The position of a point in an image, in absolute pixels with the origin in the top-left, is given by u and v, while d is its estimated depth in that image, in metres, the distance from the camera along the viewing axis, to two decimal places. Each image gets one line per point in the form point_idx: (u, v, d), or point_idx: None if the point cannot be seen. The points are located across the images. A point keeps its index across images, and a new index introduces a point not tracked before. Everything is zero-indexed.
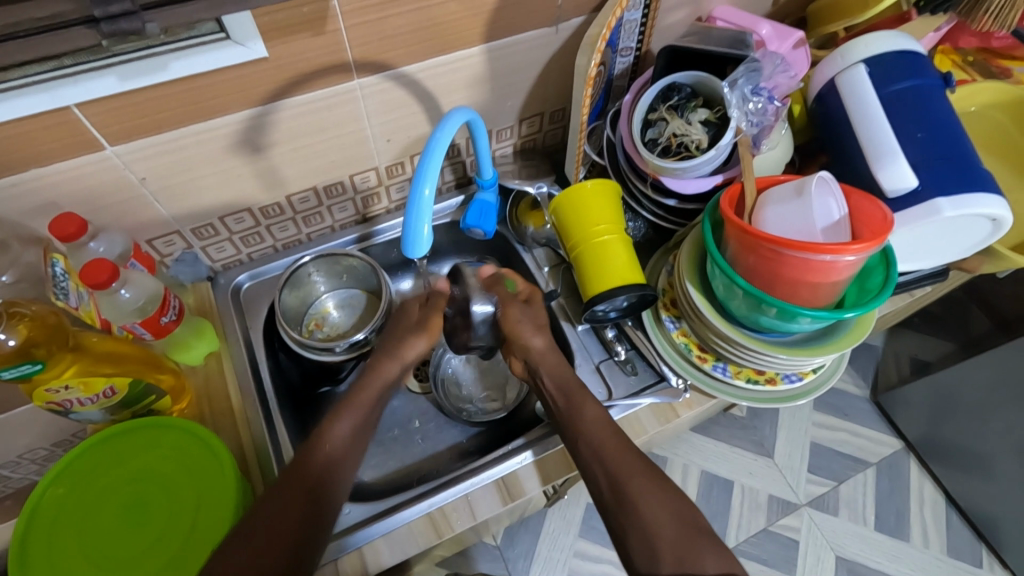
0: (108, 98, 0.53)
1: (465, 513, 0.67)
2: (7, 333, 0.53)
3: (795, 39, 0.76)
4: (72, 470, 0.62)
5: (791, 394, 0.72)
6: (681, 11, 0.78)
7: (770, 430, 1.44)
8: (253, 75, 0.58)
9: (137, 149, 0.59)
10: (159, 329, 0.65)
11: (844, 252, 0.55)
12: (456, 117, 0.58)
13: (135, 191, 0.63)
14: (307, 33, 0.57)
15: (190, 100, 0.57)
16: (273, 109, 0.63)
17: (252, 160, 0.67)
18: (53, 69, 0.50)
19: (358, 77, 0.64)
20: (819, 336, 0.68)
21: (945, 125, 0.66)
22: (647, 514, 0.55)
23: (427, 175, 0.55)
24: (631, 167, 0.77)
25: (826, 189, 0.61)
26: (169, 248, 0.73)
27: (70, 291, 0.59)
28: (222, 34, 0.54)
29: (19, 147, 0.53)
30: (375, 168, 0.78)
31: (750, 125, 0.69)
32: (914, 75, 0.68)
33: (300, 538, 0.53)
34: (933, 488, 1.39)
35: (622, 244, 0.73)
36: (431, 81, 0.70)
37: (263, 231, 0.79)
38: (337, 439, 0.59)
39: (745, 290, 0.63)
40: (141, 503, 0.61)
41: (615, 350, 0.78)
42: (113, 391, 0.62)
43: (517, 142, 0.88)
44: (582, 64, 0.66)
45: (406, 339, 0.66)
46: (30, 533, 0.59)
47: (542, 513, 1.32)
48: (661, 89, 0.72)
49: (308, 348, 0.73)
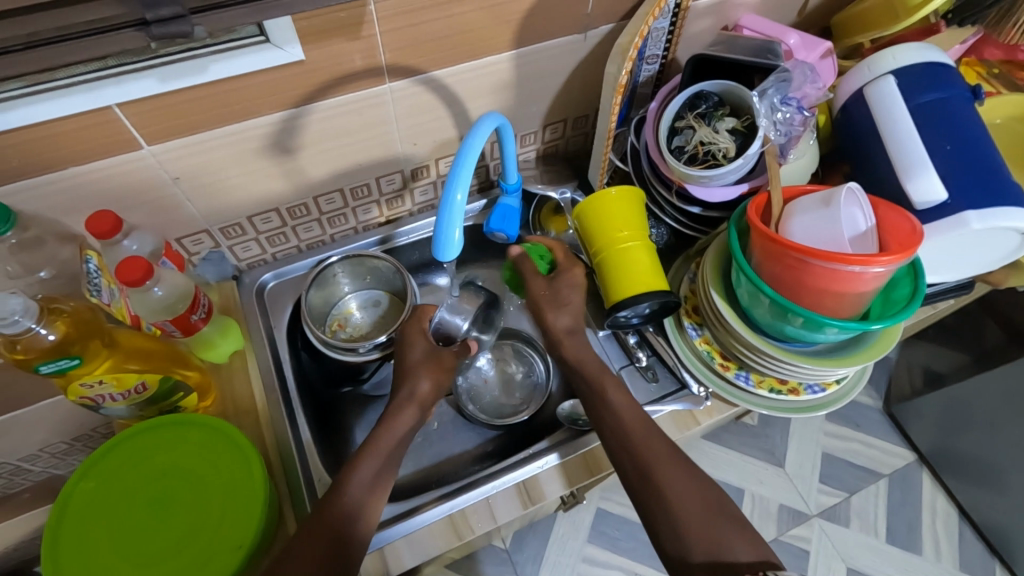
0: (148, 98, 0.54)
1: (485, 515, 0.68)
2: (47, 329, 0.54)
3: (824, 49, 0.76)
4: (101, 465, 0.63)
5: (813, 404, 0.72)
6: (708, 20, 0.78)
7: (782, 439, 1.43)
8: (288, 78, 0.58)
9: (171, 149, 0.60)
10: (188, 327, 0.66)
11: (873, 263, 0.55)
12: (487, 123, 0.59)
13: (168, 190, 0.64)
14: (343, 37, 0.58)
15: (224, 101, 0.57)
16: (305, 112, 0.63)
17: (282, 161, 0.68)
18: (96, 70, 0.51)
19: (389, 81, 0.65)
20: (843, 347, 0.68)
21: (973, 138, 0.66)
22: (670, 492, 0.57)
23: (461, 180, 0.56)
24: (656, 174, 0.77)
25: (854, 199, 0.61)
26: (197, 247, 0.74)
27: (103, 288, 0.59)
28: (260, 37, 0.55)
29: (59, 146, 0.54)
30: (400, 171, 0.79)
31: (777, 134, 0.70)
32: (942, 87, 0.68)
33: (337, 548, 0.54)
34: (946, 502, 1.38)
35: (647, 250, 0.73)
36: (459, 86, 0.71)
37: (289, 231, 0.79)
38: (357, 483, 0.59)
39: (771, 299, 0.63)
40: (169, 498, 0.61)
41: (636, 356, 0.78)
42: (144, 387, 0.62)
43: (540, 147, 0.89)
44: (611, 72, 0.67)
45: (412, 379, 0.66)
46: (61, 526, 0.60)
47: (551, 517, 1.32)
48: (688, 97, 0.72)
49: (332, 348, 0.74)
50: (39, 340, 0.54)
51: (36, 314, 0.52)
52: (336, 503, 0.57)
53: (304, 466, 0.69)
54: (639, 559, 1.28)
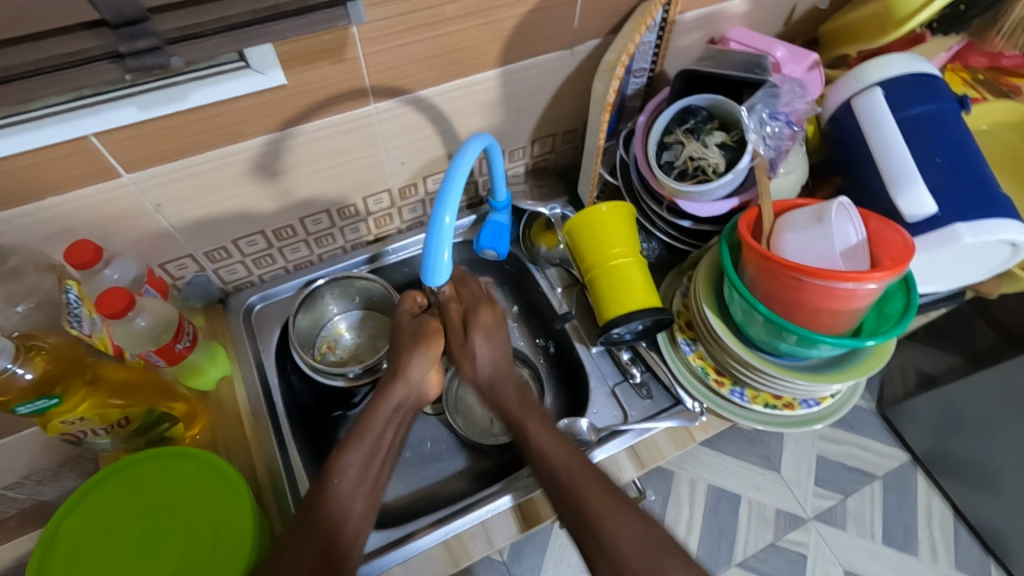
0: (128, 126, 0.52)
1: (481, 540, 0.67)
2: (25, 367, 0.52)
3: (811, 61, 0.76)
4: (85, 502, 0.61)
5: (809, 418, 0.71)
6: (696, 32, 0.78)
7: (777, 444, 1.43)
8: (271, 101, 0.57)
9: (153, 176, 0.58)
10: (174, 357, 0.64)
11: (866, 279, 0.55)
12: (475, 144, 0.58)
13: (151, 217, 0.63)
14: (326, 61, 0.57)
15: (206, 127, 0.56)
16: (291, 135, 0.62)
17: (267, 184, 0.67)
18: (74, 100, 0.50)
19: (375, 102, 0.64)
20: (838, 361, 0.67)
21: (962, 150, 0.66)
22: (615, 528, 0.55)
23: (449, 203, 0.55)
24: (645, 189, 0.77)
25: (845, 214, 0.61)
26: (181, 271, 0.72)
27: (83, 317, 0.59)
28: (242, 63, 0.54)
29: (36, 177, 0.52)
30: (389, 190, 0.78)
31: (767, 148, 0.70)
32: (930, 99, 0.68)
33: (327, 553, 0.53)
34: (940, 502, 1.38)
35: (638, 267, 0.72)
36: (446, 105, 0.70)
37: (276, 253, 0.78)
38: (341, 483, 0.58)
39: (766, 316, 0.62)
40: (158, 533, 0.60)
41: (630, 372, 0.77)
42: (127, 421, 0.61)
43: (530, 161, 0.88)
44: (599, 89, 0.67)
45: (410, 357, 0.64)
46: (45, 565, 0.58)
47: (549, 528, 1.31)
48: (677, 112, 0.72)
49: (320, 373, 0.72)
50: (18, 379, 0.52)
51: (11, 354, 0.51)
52: (322, 508, 0.56)
53: (292, 490, 0.67)
54: None
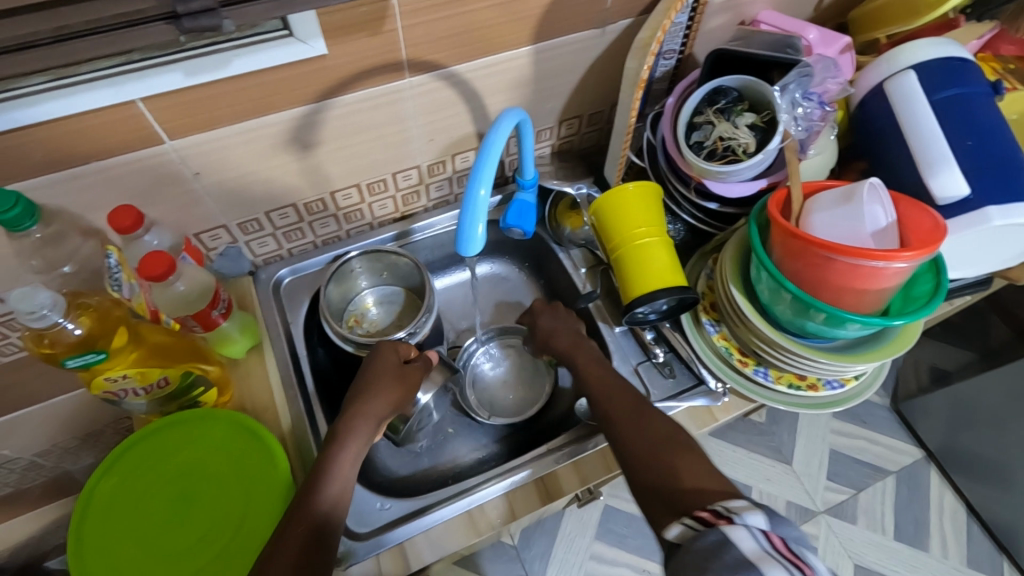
0: (171, 93, 0.53)
1: (504, 511, 0.68)
2: (74, 323, 0.54)
3: (842, 45, 0.76)
4: (123, 461, 0.63)
5: (832, 400, 0.72)
6: (725, 15, 0.78)
7: (789, 437, 1.43)
8: (308, 73, 0.58)
9: (191, 144, 0.59)
10: (209, 322, 0.66)
11: (896, 258, 0.55)
12: (509, 118, 0.58)
13: (188, 186, 0.64)
14: (363, 33, 0.57)
15: (244, 96, 0.57)
16: (325, 107, 0.63)
17: (299, 157, 0.68)
18: (120, 64, 0.51)
19: (409, 76, 0.65)
20: (863, 342, 0.68)
21: (995, 134, 0.66)
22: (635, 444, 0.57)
23: (484, 176, 0.56)
24: (672, 170, 0.77)
25: (875, 196, 0.61)
26: (215, 242, 0.74)
27: (123, 282, 0.58)
28: (284, 32, 0.55)
29: (79, 141, 0.54)
30: (417, 167, 0.79)
31: (798, 130, 0.70)
32: (963, 83, 0.68)
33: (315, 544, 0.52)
34: (953, 499, 1.37)
35: (665, 246, 0.73)
36: (477, 82, 0.70)
37: (305, 227, 0.79)
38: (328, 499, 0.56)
39: (793, 295, 0.62)
40: (191, 496, 0.61)
41: (654, 352, 0.78)
42: (166, 381, 0.62)
43: (555, 143, 0.89)
44: (633, 67, 0.68)
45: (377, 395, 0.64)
46: (85, 522, 0.60)
47: (560, 514, 1.32)
48: (707, 92, 0.72)
49: (349, 343, 0.73)
50: (67, 334, 0.54)
51: (63, 309, 0.52)
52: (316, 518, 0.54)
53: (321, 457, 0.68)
54: (647, 556, 1.29)
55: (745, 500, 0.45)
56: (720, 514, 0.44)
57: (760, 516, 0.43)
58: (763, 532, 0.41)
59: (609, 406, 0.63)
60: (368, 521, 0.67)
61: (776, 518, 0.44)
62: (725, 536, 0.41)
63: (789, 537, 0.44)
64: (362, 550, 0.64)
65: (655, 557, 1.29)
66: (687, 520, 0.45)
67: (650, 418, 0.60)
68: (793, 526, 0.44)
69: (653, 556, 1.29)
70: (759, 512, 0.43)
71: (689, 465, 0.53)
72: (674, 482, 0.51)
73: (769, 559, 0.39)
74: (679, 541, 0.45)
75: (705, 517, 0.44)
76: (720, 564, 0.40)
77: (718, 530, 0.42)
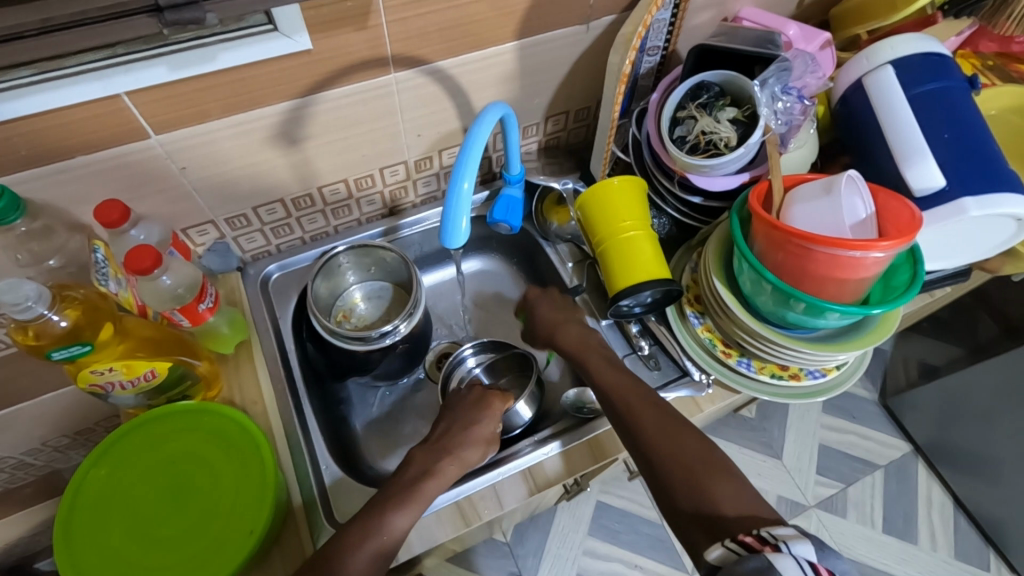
0: (157, 86, 0.54)
1: (493, 501, 0.68)
2: (59, 315, 0.54)
3: (822, 40, 0.77)
4: (112, 452, 0.63)
5: (814, 390, 0.73)
6: (708, 12, 0.79)
7: (779, 432, 1.44)
8: (294, 67, 0.59)
9: (178, 139, 0.60)
10: (196, 317, 0.65)
11: (873, 248, 0.56)
12: (492, 112, 0.59)
13: (175, 180, 0.64)
14: (349, 27, 0.58)
15: (230, 90, 0.58)
16: (313, 102, 0.64)
17: (288, 152, 0.68)
18: (106, 58, 0.52)
19: (395, 71, 0.66)
20: (845, 332, 0.69)
21: (972, 127, 0.67)
22: (675, 457, 0.58)
23: (467, 170, 0.56)
24: (657, 164, 0.78)
25: (854, 187, 0.62)
26: (202, 237, 0.74)
27: (110, 276, 0.59)
28: (269, 26, 0.56)
29: (66, 135, 0.54)
30: (405, 162, 0.79)
31: (778, 124, 0.71)
32: (940, 77, 0.69)
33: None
34: (941, 492, 1.39)
35: (649, 240, 0.74)
36: (464, 77, 0.71)
37: (294, 223, 0.80)
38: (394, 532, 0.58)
39: (775, 285, 0.63)
40: (181, 487, 0.62)
41: (639, 345, 0.79)
42: (153, 375, 0.62)
43: (542, 139, 0.89)
44: (615, 62, 0.69)
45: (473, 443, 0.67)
46: (73, 511, 0.61)
47: (552, 510, 1.33)
48: (690, 87, 0.73)
49: (339, 337, 0.73)
50: (52, 326, 0.54)
51: (49, 300, 0.53)
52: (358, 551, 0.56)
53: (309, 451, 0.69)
54: (639, 551, 1.30)
55: (791, 528, 0.47)
56: (764, 541, 0.46)
57: (807, 545, 0.45)
58: (812, 564, 0.43)
59: (636, 419, 0.63)
60: None
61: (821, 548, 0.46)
62: (770, 563, 0.44)
63: (837, 569, 0.45)
64: None
65: (647, 552, 1.29)
66: (729, 545, 0.48)
67: (674, 428, 0.61)
68: (842, 558, 0.46)
69: (645, 551, 1.30)
70: (806, 540, 0.45)
71: (727, 495, 0.54)
72: (711, 507, 0.54)
73: None
74: (720, 564, 0.48)
75: (750, 542, 0.47)
76: None
77: (761, 557, 0.45)
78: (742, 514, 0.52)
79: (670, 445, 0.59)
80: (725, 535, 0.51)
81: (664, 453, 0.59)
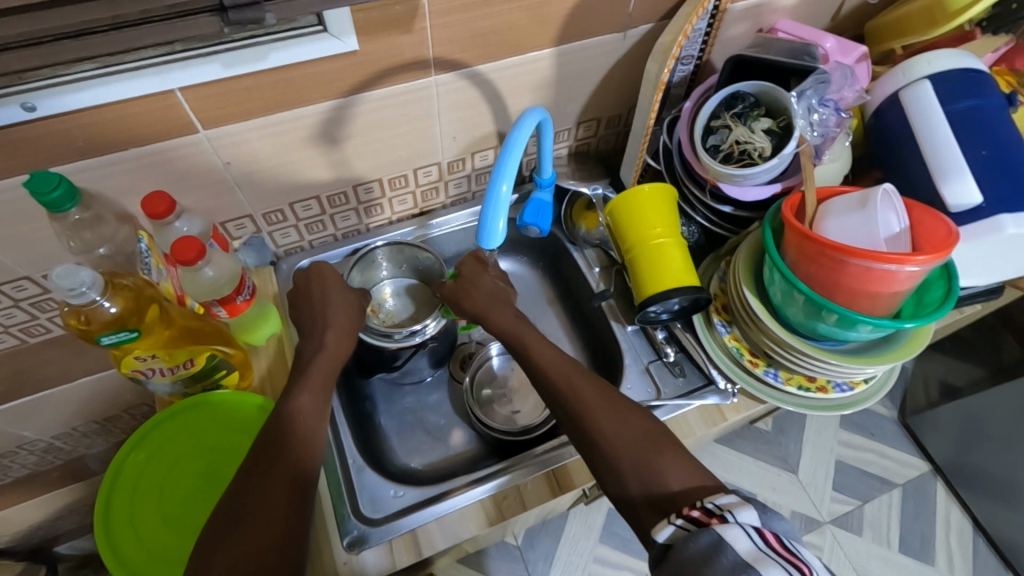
0: (210, 84, 0.55)
1: (515, 501, 0.69)
2: (110, 301, 0.56)
3: (859, 54, 0.77)
4: (149, 438, 0.65)
5: (841, 403, 0.73)
6: (744, 23, 0.79)
7: (795, 445, 1.43)
8: (340, 68, 0.60)
9: (225, 135, 0.62)
10: (234, 308, 0.68)
11: (908, 262, 0.56)
12: (531, 117, 0.60)
13: (218, 175, 0.66)
14: (396, 30, 0.59)
15: (278, 89, 0.59)
16: (354, 102, 0.65)
17: (327, 150, 0.70)
18: (165, 54, 0.53)
19: (435, 74, 0.67)
20: (875, 346, 0.69)
21: (1009, 144, 0.67)
22: (614, 435, 0.55)
23: (506, 173, 0.57)
24: (688, 173, 0.78)
25: (889, 201, 0.62)
26: (239, 231, 0.76)
27: (152, 266, 0.61)
28: (318, 28, 0.57)
29: (120, 127, 0.56)
30: (438, 164, 0.80)
31: (814, 135, 0.71)
32: (977, 94, 0.69)
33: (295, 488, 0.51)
34: (960, 515, 1.37)
35: (678, 247, 0.74)
36: (501, 81, 0.72)
37: (327, 220, 0.81)
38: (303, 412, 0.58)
39: (806, 296, 0.63)
40: (216, 474, 0.64)
41: (665, 351, 0.79)
42: (191, 363, 0.64)
43: (573, 145, 0.90)
44: (653, 71, 0.70)
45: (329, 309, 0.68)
46: (112, 494, 0.62)
47: (564, 516, 1.33)
48: (725, 97, 0.73)
49: (370, 333, 0.74)
50: (103, 312, 0.56)
51: (101, 288, 0.54)
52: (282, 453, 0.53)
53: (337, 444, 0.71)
54: None
55: (734, 497, 0.46)
56: (711, 513, 0.45)
57: (751, 512, 0.44)
58: (756, 529, 0.43)
59: (573, 393, 0.59)
60: (382, 507, 0.68)
61: (764, 519, 0.46)
62: (720, 536, 0.43)
63: (780, 533, 0.45)
64: (375, 534, 0.66)
65: None
66: (678, 521, 0.46)
67: (610, 403, 0.58)
68: (785, 522, 0.46)
69: None
70: (750, 507, 0.45)
71: (676, 469, 0.52)
72: (660, 485, 0.51)
73: (764, 559, 0.41)
74: (670, 542, 0.46)
75: (696, 516, 0.45)
76: (718, 565, 0.42)
77: (711, 531, 0.43)
78: (688, 488, 0.50)
79: (611, 422, 0.56)
80: (674, 511, 0.48)
81: (603, 428, 0.56)
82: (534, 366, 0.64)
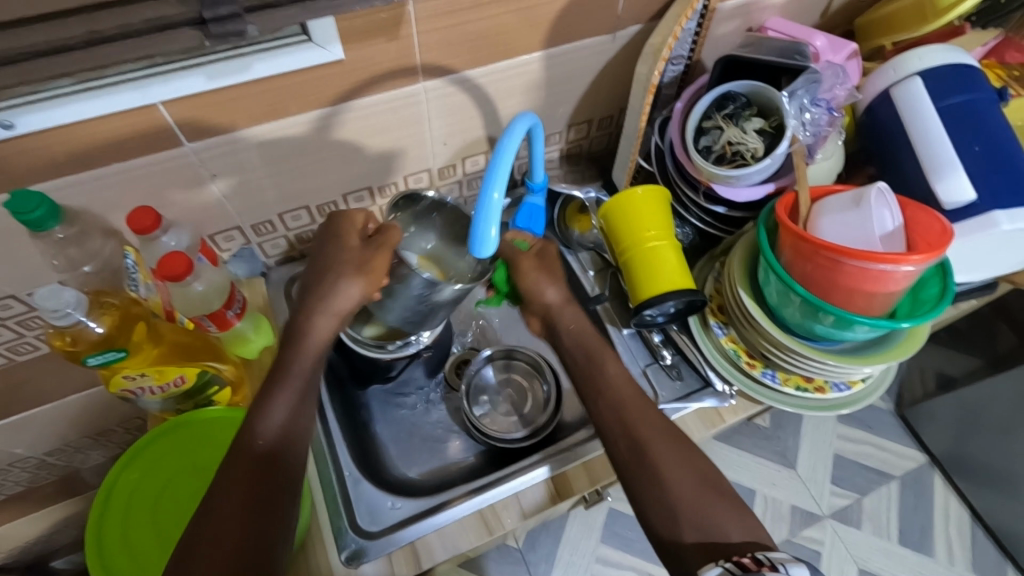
0: (193, 96, 0.55)
1: (515, 509, 0.69)
2: (96, 322, 0.55)
3: (850, 51, 0.77)
4: (141, 456, 0.64)
5: (839, 403, 0.72)
6: (734, 22, 0.79)
7: (794, 441, 1.43)
8: (326, 77, 0.59)
9: (210, 147, 0.61)
10: (223, 323, 0.66)
11: (904, 261, 0.56)
12: (522, 124, 0.59)
13: (205, 187, 0.65)
14: (382, 37, 0.59)
15: (264, 99, 0.58)
16: (342, 111, 0.64)
17: (315, 159, 0.69)
18: (145, 68, 0.52)
19: (423, 80, 0.66)
20: (871, 345, 0.68)
21: (1002, 139, 0.67)
22: (679, 479, 0.56)
23: (497, 179, 0.57)
24: (680, 174, 0.78)
25: (883, 200, 0.62)
26: (228, 243, 0.75)
27: (140, 282, 0.59)
28: (302, 37, 0.56)
29: (102, 142, 0.55)
30: (428, 170, 0.80)
31: (806, 135, 0.71)
32: (969, 89, 0.69)
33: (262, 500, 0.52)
34: (959, 505, 1.37)
35: (673, 250, 0.74)
36: (491, 86, 0.71)
37: (318, 229, 0.80)
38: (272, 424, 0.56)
39: (802, 297, 0.63)
40: None
41: (661, 354, 0.79)
42: (182, 380, 0.63)
43: (564, 147, 0.89)
44: (643, 72, 0.70)
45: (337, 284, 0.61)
46: (106, 514, 0.61)
47: (564, 517, 1.32)
48: (716, 98, 0.73)
49: (363, 345, 0.74)
50: (89, 332, 0.55)
51: (86, 308, 0.53)
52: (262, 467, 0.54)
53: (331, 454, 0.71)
54: (651, 560, 1.29)
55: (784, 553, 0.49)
56: (761, 563, 0.48)
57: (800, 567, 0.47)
58: None
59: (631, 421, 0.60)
60: (379, 520, 0.68)
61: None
62: None
63: None
64: (374, 548, 0.65)
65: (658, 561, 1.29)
66: (725, 564, 0.49)
67: (670, 438, 0.59)
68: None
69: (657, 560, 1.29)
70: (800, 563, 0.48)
71: (733, 522, 0.54)
72: (719, 535, 0.53)
73: None
74: None
75: (746, 562, 0.48)
76: None
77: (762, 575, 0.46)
78: (745, 541, 0.53)
79: (675, 461, 0.57)
80: (723, 558, 0.51)
81: (668, 466, 0.57)
82: (602, 385, 0.64)
